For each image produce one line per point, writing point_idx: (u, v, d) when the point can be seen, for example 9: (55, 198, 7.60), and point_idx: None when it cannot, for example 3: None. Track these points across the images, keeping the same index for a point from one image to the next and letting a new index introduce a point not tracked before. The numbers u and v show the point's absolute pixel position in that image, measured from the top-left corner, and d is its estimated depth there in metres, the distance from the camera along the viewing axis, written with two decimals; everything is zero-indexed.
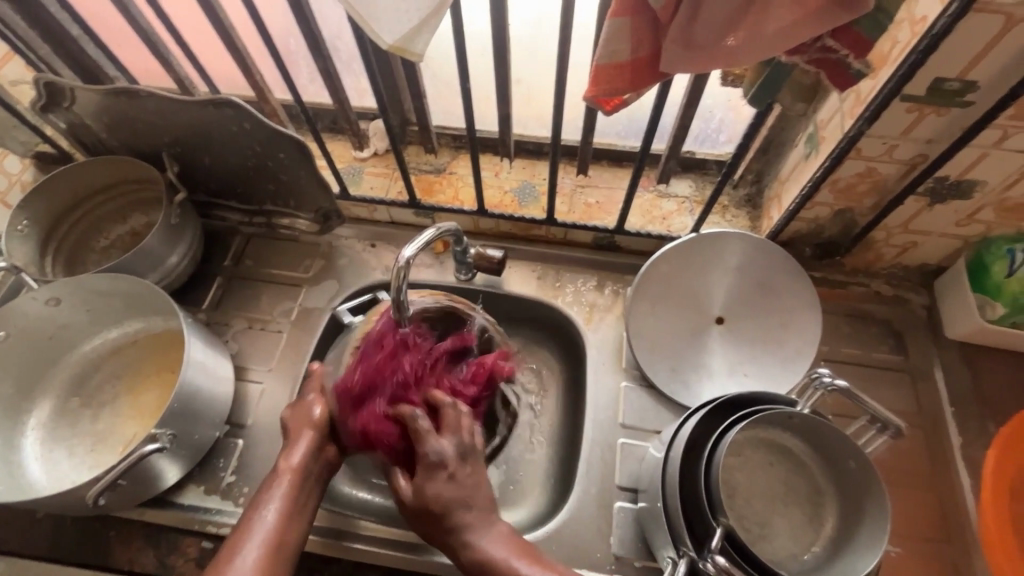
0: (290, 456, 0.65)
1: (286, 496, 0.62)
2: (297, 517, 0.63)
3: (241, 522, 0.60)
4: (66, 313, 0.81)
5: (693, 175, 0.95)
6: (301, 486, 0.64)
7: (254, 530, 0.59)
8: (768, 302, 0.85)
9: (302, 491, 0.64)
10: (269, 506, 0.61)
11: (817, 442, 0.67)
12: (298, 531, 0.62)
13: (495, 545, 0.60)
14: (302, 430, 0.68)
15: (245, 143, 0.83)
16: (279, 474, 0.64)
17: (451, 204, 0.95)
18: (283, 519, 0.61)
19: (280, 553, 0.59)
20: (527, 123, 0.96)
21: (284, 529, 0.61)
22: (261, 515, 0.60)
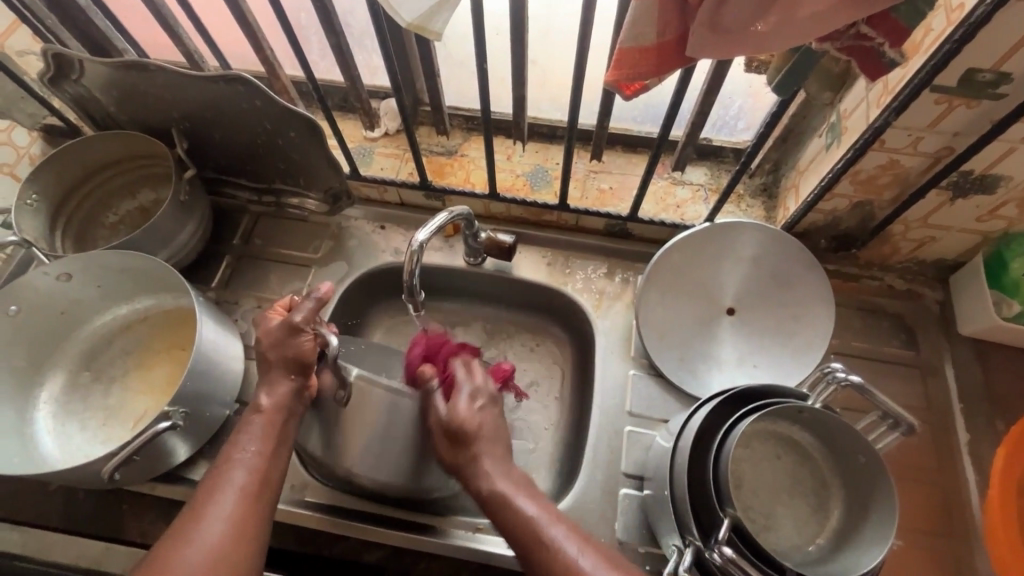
0: (267, 395, 0.67)
1: (262, 442, 0.63)
2: (279, 454, 0.64)
3: (217, 470, 0.60)
4: (76, 288, 0.80)
5: (709, 163, 0.93)
6: (278, 431, 0.65)
7: (232, 473, 0.59)
8: (780, 294, 0.84)
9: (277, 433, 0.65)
10: (249, 442, 0.63)
11: (827, 437, 0.67)
12: (277, 473, 0.63)
13: (516, 486, 0.63)
14: (279, 367, 0.68)
15: (255, 120, 0.82)
16: (253, 417, 0.64)
17: (463, 186, 0.94)
18: (259, 462, 0.61)
19: (262, 495, 0.59)
20: (541, 106, 0.94)
21: (261, 472, 0.61)
22: (239, 458, 0.61)
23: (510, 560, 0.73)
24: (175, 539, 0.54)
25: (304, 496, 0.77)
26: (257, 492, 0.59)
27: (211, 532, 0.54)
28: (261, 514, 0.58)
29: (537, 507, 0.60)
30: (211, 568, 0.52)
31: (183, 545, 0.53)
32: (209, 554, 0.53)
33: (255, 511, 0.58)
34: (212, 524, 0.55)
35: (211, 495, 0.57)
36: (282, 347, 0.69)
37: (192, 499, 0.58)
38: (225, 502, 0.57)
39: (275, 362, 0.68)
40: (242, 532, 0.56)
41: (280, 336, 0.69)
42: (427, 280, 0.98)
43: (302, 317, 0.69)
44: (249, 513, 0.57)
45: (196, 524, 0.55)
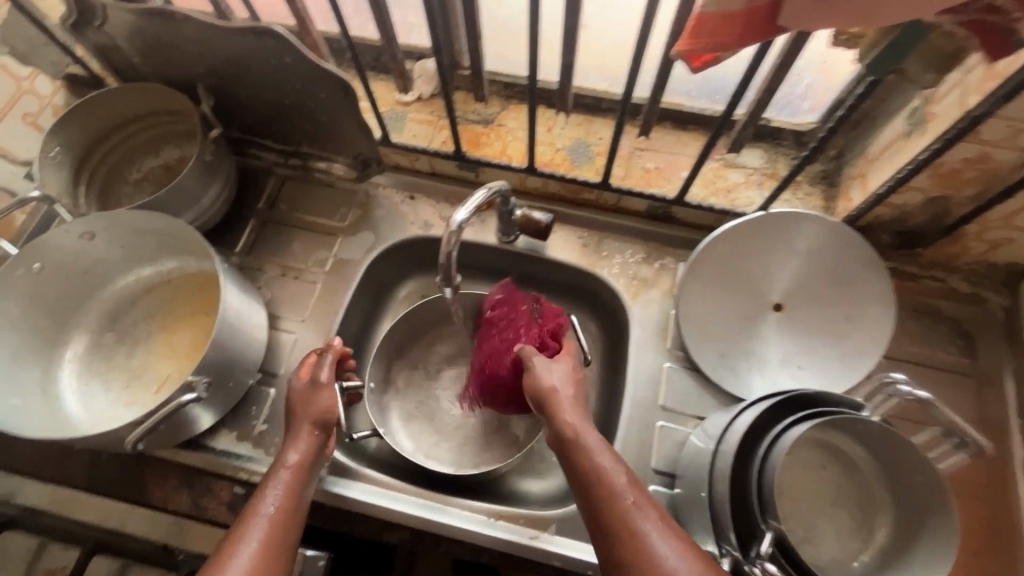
0: (292, 450, 0.64)
1: (284, 486, 0.60)
2: (301, 507, 0.60)
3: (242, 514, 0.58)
4: (99, 247, 0.78)
5: (765, 146, 0.86)
6: (303, 480, 0.62)
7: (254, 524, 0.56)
8: (835, 293, 0.79)
9: (304, 480, 0.62)
10: (272, 497, 0.59)
11: (880, 452, 0.62)
12: (299, 527, 0.60)
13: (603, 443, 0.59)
14: (304, 422, 0.66)
15: (284, 78, 0.77)
16: (276, 466, 0.62)
17: (499, 158, 0.89)
18: (282, 510, 0.58)
19: (280, 547, 0.56)
20: (588, 75, 0.87)
21: (285, 516, 0.58)
22: (268, 498, 0.59)
23: (533, 549, 0.71)
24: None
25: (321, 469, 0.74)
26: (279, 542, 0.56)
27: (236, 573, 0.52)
28: (281, 560, 0.56)
29: (613, 461, 0.57)
30: None
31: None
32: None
33: (277, 554, 0.56)
34: None
35: (236, 540, 0.55)
36: (304, 406, 0.67)
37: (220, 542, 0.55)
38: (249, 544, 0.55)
39: (299, 416, 0.67)
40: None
41: (303, 397, 0.68)
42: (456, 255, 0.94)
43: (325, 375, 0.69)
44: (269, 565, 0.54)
45: None
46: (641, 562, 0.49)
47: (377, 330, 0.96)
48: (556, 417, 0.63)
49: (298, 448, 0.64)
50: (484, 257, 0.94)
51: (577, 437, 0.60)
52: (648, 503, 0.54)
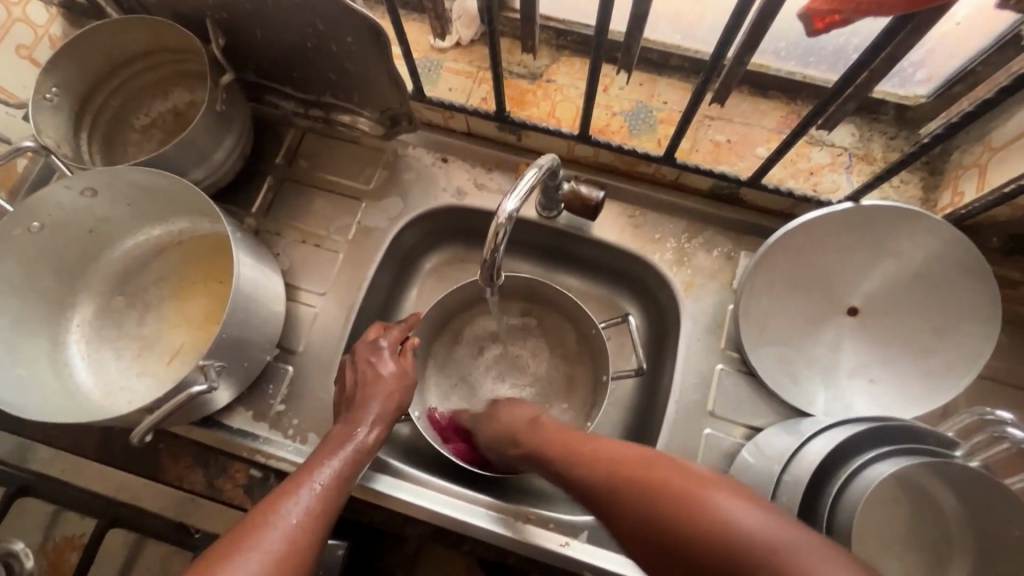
0: (365, 430, 0.62)
1: (343, 462, 0.59)
2: (347, 489, 0.58)
3: (300, 476, 0.56)
4: (103, 205, 0.71)
5: (860, 120, 0.74)
6: (361, 460, 0.61)
7: (301, 491, 0.54)
8: (925, 302, 0.69)
9: (361, 462, 0.61)
10: (325, 470, 0.57)
11: (976, 503, 0.53)
12: (337, 512, 0.56)
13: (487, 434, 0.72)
14: (367, 404, 0.64)
15: (302, 17, 0.66)
16: (339, 441, 0.61)
17: (546, 121, 0.78)
18: (333, 482, 0.56)
19: (324, 520, 0.53)
20: (657, 25, 0.74)
21: (334, 488, 0.56)
22: (328, 464, 0.57)
23: (565, 560, 0.66)
24: (241, 535, 0.49)
25: None
26: (324, 509, 0.54)
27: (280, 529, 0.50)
28: (316, 537, 0.52)
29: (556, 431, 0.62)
30: None
31: (250, 545, 0.48)
32: (266, 562, 0.47)
33: (322, 520, 0.53)
34: (274, 539, 0.49)
35: (286, 496, 0.53)
36: (363, 387, 0.66)
37: (272, 493, 0.54)
38: (300, 505, 0.53)
39: (368, 397, 0.65)
40: (303, 542, 0.51)
41: (367, 378, 0.66)
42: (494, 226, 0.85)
43: (385, 354, 0.68)
44: (312, 533, 0.52)
45: (253, 541, 0.48)
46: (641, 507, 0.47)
47: (401, 304, 0.89)
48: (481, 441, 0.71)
49: (366, 431, 0.62)
50: (522, 231, 0.85)
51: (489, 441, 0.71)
52: (720, 484, 0.45)
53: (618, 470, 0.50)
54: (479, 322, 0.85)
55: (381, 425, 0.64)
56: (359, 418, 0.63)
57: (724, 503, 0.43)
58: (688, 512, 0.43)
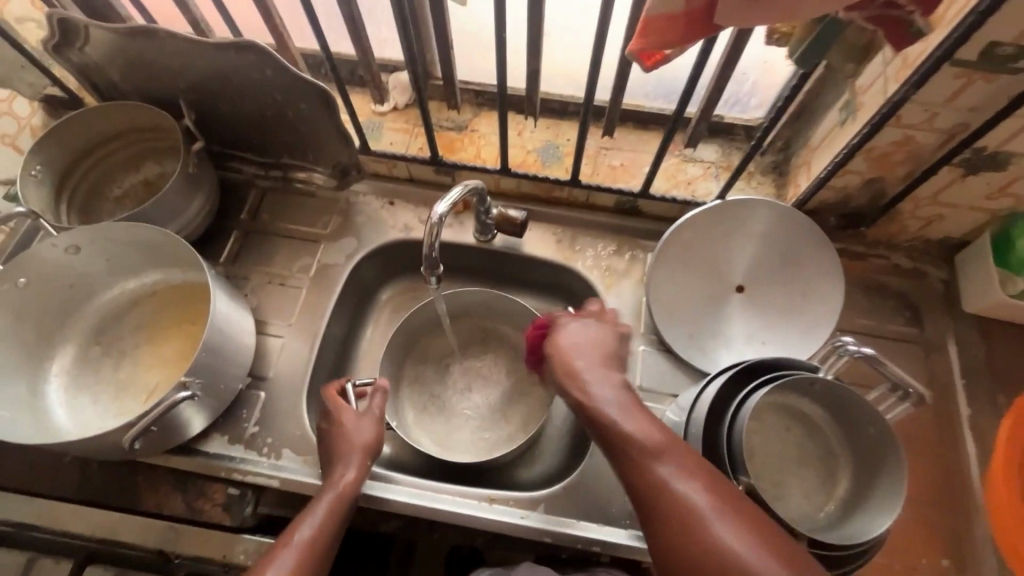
0: (345, 469, 0.68)
1: (326, 508, 0.64)
2: (336, 532, 0.63)
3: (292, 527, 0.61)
4: (84, 261, 0.80)
5: (720, 141, 0.93)
6: (345, 501, 0.66)
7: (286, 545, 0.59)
8: (790, 273, 0.85)
9: (343, 508, 0.65)
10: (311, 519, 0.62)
11: (837, 410, 0.67)
12: (327, 558, 0.61)
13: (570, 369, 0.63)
14: (346, 443, 0.71)
15: (264, 91, 0.80)
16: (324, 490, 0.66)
17: (473, 161, 0.94)
18: (317, 532, 0.61)
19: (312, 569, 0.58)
20: (554, 82, 0.94)
21: (319, 537, 0.61)
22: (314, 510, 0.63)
23: (525, 529, 0.74)
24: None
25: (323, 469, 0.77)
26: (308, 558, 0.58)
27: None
28: None
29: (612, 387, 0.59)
30: None
31: None
32: None
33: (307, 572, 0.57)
34: None
35: (274, 555, 0.58)
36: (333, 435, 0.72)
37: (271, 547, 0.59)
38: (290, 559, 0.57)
39: (341, 440, 0.71)
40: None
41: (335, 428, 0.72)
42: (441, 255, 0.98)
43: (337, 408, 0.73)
44: None
45: None
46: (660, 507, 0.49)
47: (362, 333, 0.99)
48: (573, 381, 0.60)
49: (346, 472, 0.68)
50: (464, 256, 0.98)
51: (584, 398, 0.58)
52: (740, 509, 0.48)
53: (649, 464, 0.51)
54: (441, 344, 0.97)
55: (361, 461, 0.69)
56: (340, 464, 0.69)
57: (730, 531, 0.46)
58: (716, 549, 0.45)
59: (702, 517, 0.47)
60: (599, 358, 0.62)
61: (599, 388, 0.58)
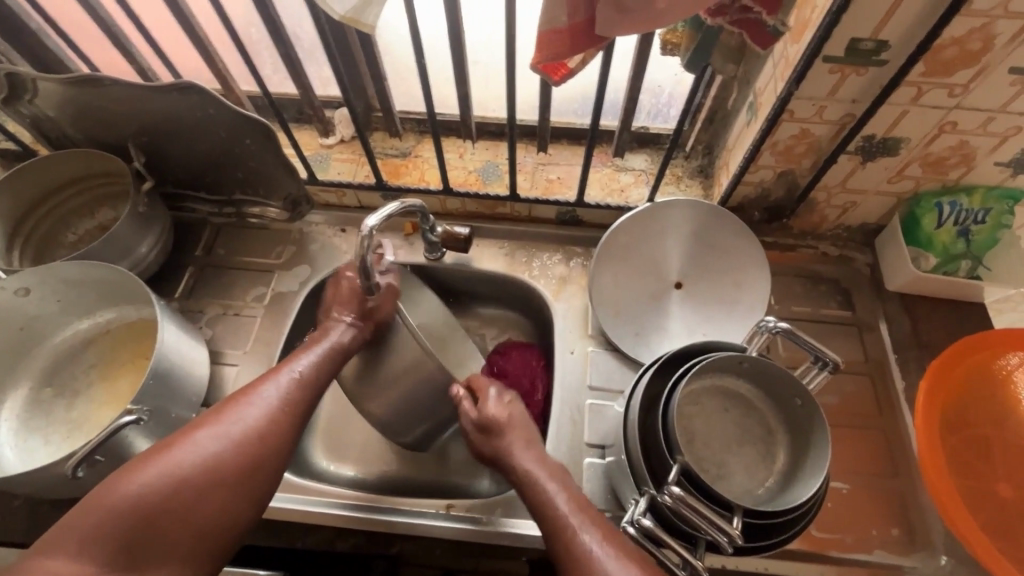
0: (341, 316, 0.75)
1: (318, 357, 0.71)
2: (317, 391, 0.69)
3: (258, 383, 0.66)
4: (35, 303, 0.81)
5: (649, 150, 0.99)
6: (335, 357, 0.72)
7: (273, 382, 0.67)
8: (722, 266, 0.91)
9: (329, 361, 0.72)
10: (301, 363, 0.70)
11: (767, 385, 0.71)
12: (300, 412, 0.67)
13: (508, 420, 0.72)
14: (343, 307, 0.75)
15: (210, 129, 0.85)
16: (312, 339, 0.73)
17: (418, 184, 0.99)
18: (300, 385, 0.68)
19: (284, 417, 0.65)
20: (487, 106, 1.00)
21: (297, 393, 0.67)
22: (286, 370, 0.68)
23: (483, 534, 0.75)
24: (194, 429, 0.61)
25: (278, 491, 0.78)
26: (285, 411, 0.65)
27: (221, 429, 0.61)
28: (272, 430, 0.63)
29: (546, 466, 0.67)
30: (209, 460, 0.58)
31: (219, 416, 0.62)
32: (227, 434, 0.61)
33: (282, 411, 0.65)
34: (236, 420, 0.62)
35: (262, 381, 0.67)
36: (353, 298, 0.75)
37: (240, 392, 0.66)
38: (243, 425, 0.62)
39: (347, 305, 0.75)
40: (219, 463, 0.59)
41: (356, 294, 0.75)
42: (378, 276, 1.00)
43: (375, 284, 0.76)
44: (272, 422, 0.63)
45: (223, 413, 0.62)
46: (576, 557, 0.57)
47: None
48: (513, 459, 0.68)
49: (342, 330, 0.74)
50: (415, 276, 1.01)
51: (527, 470, 0.67)
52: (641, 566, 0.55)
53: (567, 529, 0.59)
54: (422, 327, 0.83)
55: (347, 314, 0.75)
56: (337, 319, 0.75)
57: None
58: None
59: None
60: (526, 435, 0.71)
61: (535, 461, 0.67)
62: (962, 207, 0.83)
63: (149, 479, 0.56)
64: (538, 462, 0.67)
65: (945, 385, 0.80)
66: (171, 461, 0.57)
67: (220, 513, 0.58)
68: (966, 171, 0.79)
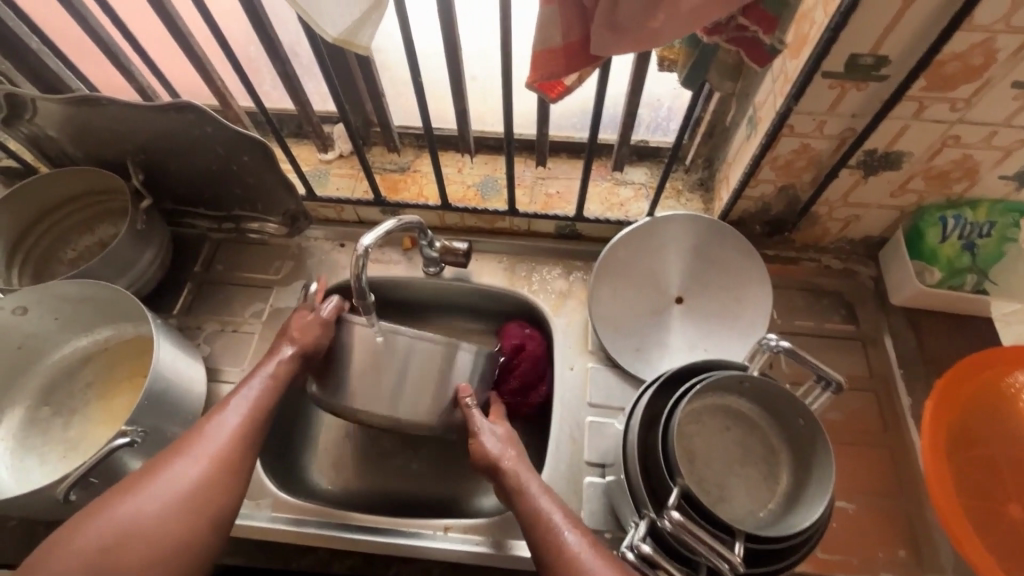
0: (287, 346, 0.72)
1: (260, 391, 0.68)
2: (265, 422, 0.67)
3: (201, 425, 0.64)
4: (33, 321, 0.81)
5: (648, 163, 0.99)
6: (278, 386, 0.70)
7: (221, 420, 0.64)
8: (722, 280, 0.90)
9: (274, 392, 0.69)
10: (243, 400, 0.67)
11: (769, 404, 0.70)
12: (254, 447, 0.65)
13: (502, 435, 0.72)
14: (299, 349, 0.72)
15: (208, 147, 0.85)
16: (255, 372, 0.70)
17: (416, 200, 0.98)
18: (247, 420, 0.65)
19: (235, 456, 0.62)
20: (486, 120, 0.99)
21: (247, 428, 0.65)
22: (229, 408, 0.65)
23: (481, 556, 0.74)
24: (132, 483, 0.57)
25: (274, 512, 0.77)
26: (235, 449, 0.63)
27: (167, 481, 0.58)
28: (225, 472, 0.61)
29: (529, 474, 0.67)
30: (163, 512, 0.56)
31: (164, 468, 0.59)
32: (176, 485, 0.58)
33: (235, 451, 0.62)
34: (183, 469, 0.59)
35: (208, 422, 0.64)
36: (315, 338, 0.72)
37: (184, 436, 0.63)
38: (189, 469, 0.59)
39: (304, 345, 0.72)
40: (177, 512, 0.57)
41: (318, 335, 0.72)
42: (373, 291, 0.99)
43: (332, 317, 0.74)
44: (223, 464, 0.61)
45: (167, 465, 0.59)
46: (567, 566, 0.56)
47: None
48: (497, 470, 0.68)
49: (283, 361, 0.71)
50: (414, 291, 1.00)
51: (514, 481, 0.66)
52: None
53: (553, 541, 0.59)
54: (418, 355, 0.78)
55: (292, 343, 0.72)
56: (280, 349, 0.72)
57: None
58: None
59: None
60: (516, 445, 0.71)
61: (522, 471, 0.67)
62: (967, 221, 0.82)
63: (100, 541, 0.53)
64: (522, 471, 0.67)
65: (953, 402, 0.78)
66: (110, 518, 0.54)
67: (178, 557, 0.56)
68: (970, 184, 0.78)
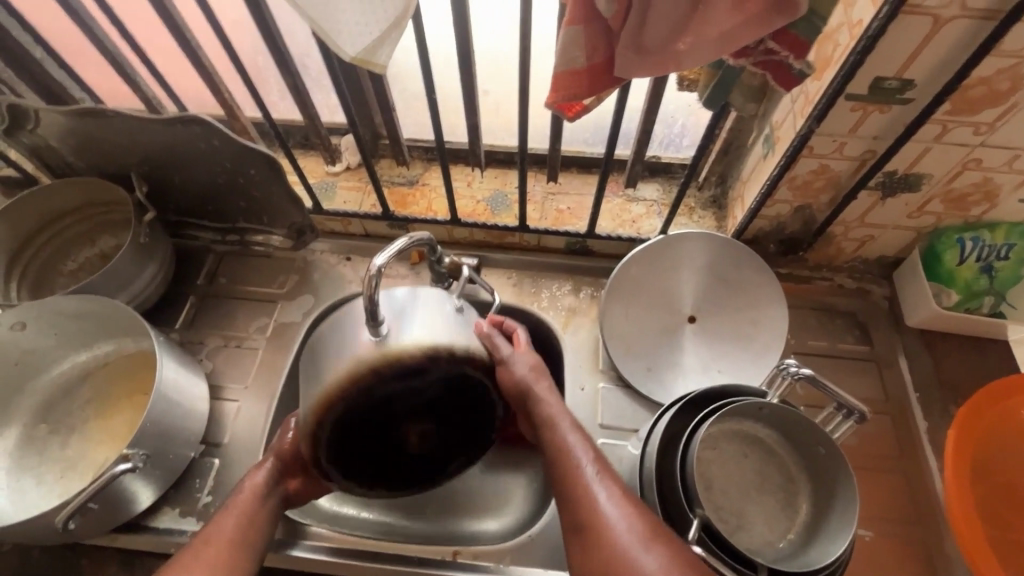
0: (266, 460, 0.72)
1: (254, 493, 0.69)
2: (261, 526, 0.67)
3: (198, 536, 0.64)
4: (31, 337, 0.79)
5: (660, 179, 0.98)
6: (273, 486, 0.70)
7: (217, 526, 0.65)
8: (736, 299, 0.88)
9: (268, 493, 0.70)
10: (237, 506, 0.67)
11: (788, 431, 0.69)
12: (249, 552, 0.65)
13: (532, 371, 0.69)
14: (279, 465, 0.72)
15: (214, 160, 0.83)
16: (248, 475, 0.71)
17: (425, 214, 0.97)
18: (240, 525, 0.66)
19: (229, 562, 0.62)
20: (496, 134, 0.98)
21: (241, 533, 0.65)
22: (222, 515, 0.66)
23: None
24: None
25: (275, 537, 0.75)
26: (229, 556, 0.63)
27: None
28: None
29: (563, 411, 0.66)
30: None
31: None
32: None
33: (228, 557, 0.62)
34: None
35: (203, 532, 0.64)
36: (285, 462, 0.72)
37: (180, 550, 0.63)
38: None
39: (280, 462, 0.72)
40: None
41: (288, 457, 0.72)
42: None
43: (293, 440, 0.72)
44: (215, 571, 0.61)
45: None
46: (585, 506, 0.57)
47: None
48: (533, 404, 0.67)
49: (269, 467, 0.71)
50: None
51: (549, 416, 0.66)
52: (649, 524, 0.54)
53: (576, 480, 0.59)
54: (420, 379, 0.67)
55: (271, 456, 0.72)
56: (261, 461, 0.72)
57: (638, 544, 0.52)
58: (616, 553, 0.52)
59: (623, 541, 0.52)
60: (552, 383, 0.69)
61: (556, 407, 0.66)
62: (984, 243, 0.81)
63: None
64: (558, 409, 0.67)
65: (973, 429, 0.77)
66: None
67: None
68: (989, 207, 0.77)
